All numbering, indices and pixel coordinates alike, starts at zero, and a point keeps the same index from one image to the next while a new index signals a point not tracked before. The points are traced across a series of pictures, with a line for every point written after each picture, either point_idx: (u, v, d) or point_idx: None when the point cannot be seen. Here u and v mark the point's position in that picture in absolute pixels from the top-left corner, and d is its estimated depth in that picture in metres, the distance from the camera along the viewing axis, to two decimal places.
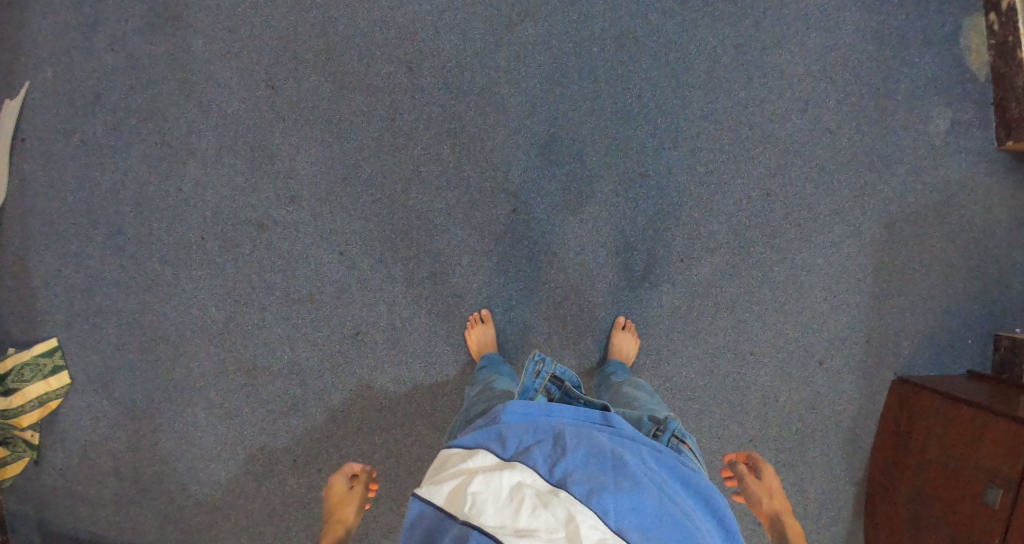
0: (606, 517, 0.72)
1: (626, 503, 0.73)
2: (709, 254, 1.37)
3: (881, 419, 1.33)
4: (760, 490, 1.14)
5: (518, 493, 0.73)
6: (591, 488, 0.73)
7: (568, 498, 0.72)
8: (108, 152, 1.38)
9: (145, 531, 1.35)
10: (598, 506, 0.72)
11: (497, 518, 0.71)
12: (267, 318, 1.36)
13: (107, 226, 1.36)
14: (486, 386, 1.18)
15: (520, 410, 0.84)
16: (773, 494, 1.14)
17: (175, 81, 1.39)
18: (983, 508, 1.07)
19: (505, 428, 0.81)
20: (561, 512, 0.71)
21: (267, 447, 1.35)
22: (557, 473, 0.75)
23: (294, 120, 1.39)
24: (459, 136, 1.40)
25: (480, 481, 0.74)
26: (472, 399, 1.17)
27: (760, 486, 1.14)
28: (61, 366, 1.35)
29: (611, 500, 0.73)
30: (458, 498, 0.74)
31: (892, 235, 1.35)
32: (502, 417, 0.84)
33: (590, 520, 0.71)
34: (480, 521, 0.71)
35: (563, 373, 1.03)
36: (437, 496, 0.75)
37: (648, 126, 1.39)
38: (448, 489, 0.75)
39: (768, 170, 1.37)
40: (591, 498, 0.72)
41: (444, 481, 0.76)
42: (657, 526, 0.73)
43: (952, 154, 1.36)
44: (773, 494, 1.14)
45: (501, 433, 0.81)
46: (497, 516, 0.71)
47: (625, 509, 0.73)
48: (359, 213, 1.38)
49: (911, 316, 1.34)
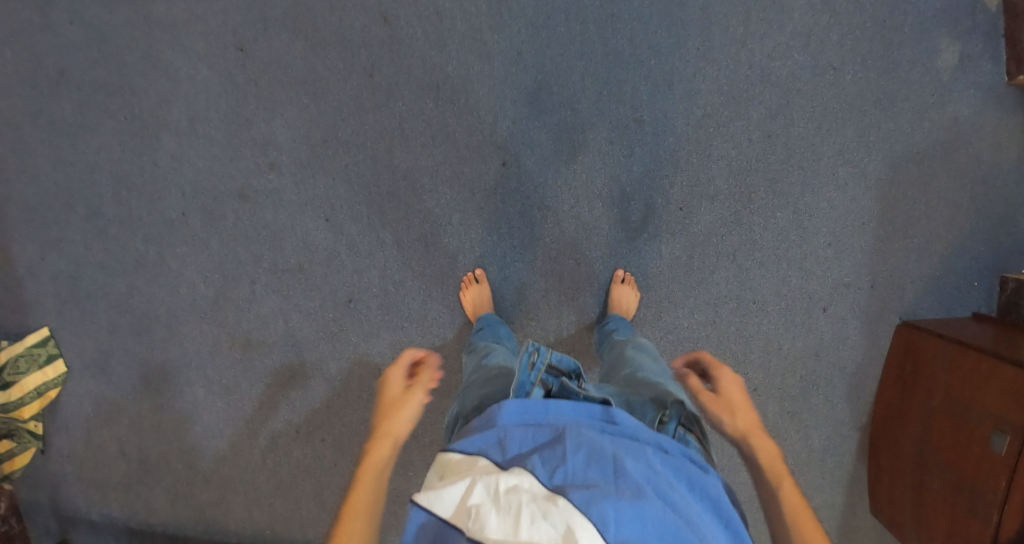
0: (606, 530, 0.69)
1: (628, 514, 0.71)
2: (708, 201, 1.32)
3: (886, 362, 1.31)
4: (715, 409, 0.93)
5: (517, 502, 0.70)
6: (590, 496, 0.71)
7: (568, 508, 0.69)
8: (77, 132, 1.33)
9: (158, 507, 1.38)
10: (597, 516, 0.69)
11: (494, 531, 0.69)
12: (258, 292, 1.34)
13: (86, 208, 1.33)
14: (485, 358, 1.13)
15: (517, 408, 0.83)
16: (732, 408, 0.93)
17: (140, 51, 1.32)
18: (989, 455, 1.06)
19: (505, 431, 0.80)
20: (561, 524, 0.68)
21: (270, 420, 1.36)
22: (556, 479, 0.73)
23: (268, 83, 1.33)
24: (442, 89, 1.33)
25: (479, 489, 0.72)
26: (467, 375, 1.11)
27: (715, 401, 0.94)
28: (56, 354, 1.34)
29: (612, 511, 0.70)
30: (458, 508, 0.72)
31: (898, 173, 1.30)
32: (499, 418, 0.82)
33: (590, 535, 0.68)
34: (481, 535, 0.69)
35: (559, 361, 0.93)
36: (437, 506, 0.73)
37: (641, 69, 1.31)
38: (447, 498, 0.73)
39: (769, 110, 1.30)
40: (590, 508, 0.70)
41: (444, 486, 0.74)
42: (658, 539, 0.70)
43: (960, 89, 1.28)
44: (726, 407, 0.93)
45: (501, 437, 0.80)
46: (495, 529, 0.69)
47: (625, 519, 0.70)
48: (343, 178, 1.33)
49: (919, 256, 1.30)
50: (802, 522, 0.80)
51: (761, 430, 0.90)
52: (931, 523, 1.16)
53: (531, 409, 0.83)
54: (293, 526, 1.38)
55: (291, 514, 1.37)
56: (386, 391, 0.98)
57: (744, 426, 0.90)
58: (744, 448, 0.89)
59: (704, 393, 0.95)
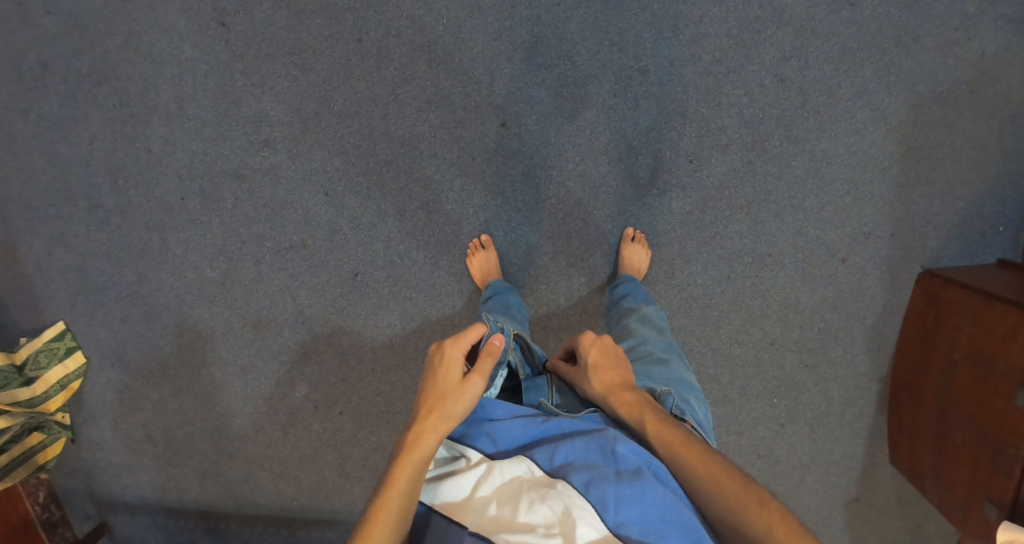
0: (604, 512, 0.73)
1: (628, 494, 0.73)
2: (720, 151, 1.26)
3: (908, 311, 1.26)
4: (577, 382, 0.94)
5: (515, 485, 0.77)
6: (590, 479, 0.75)
7: (566, 490, 0.74)
8: (68, 124, 1.30)
9: (188, 486, 1.43)
10: (596, 498, 0.73)
11: (494, 516, 0.75)
12: (264, 272, 1.34)
13: (86, 201, 1.32)
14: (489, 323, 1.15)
15: (491, 411, 0.88)
16: (586, 375, 0.93)
17: (121, 35, 1.28)
18: (1014, 410, 1.04)
19: (498, 426, 0.85)
20: (557, 505, 0.73)
21: (287, 397, 1.38)
22: (556, 462, 0.78)
23: (254, 57, 1.28)
24: (434, 50, 1.26)
25: (479, 477, 0.79)
26: None
27: (575, 375, 0.95)
28: (75, 346, 1.37)
29: (611, 492, 0.74)
30: (459, 500, 0.78)
31: (922, 113, 1.22)
32: (489, 413, 0.88)
33: (587, 515, 0.72)
34: (480, 523, 0.75)
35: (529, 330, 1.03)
36: (441, 503, 0.79)
37: (643, 14, 1.23)
38: (448, 494, 0.79)
39: (782, 53, 1.22)
40: (590, 490, 0.74)
41: (444, 480, 0.81)
42: (658, 520, 0.72)
43: (988, 22, 1.19)
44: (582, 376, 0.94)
45: (497, 429, 0.84)
46: (494, 513, 0.75)
47: (625, 500, 0.73)
48: (339, 150, 1.30)
49: (945, 198, 1.23)
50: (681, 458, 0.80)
51: (623, 385, 0.91)
52: (954, 478, 1.14)
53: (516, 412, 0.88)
54: (319, 496, 1.43)
55: (317, 486, 1.42)
56: (443, 375, 0.90)
57: (600, 386, 0.91)
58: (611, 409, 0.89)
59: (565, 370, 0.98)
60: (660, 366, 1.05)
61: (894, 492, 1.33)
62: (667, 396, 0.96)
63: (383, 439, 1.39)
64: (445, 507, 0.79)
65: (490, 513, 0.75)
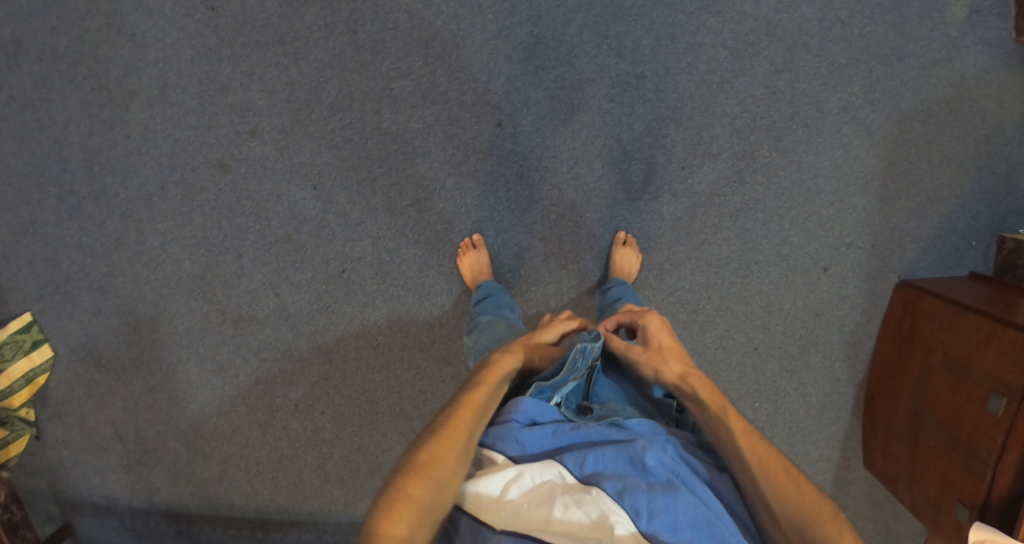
0: (638, 519, 0.75)
1: (660, 502, 0.75)
2: (711, 159, 1.28)
3: (885, 320, 1.31)
4: (651, 361, 0.93)
5: (548, 485, 0.78)
6: (622, 486, 0.76)
7: (600, 496, 0.76)
8: (41, 105, 1.24)
9: (159, 486, 1.38)
10: (629, 506, 0.75)
11: (529, 517, 0.76)
12: (246, 266, 1.29)
13: (57, 188, 1.26)
14: (496, 328, 1.15)
15: (529, 414, 0.85)
16: (663, 355, 0.94)
17: (102, 14, 1.22)
18: (986, 415, 1.09)
19: (527, 432, 0.83)
20: (592, 508, 0.76)
21: (267, 395, 1.34)
22: (587, 469, 0.79)
23: (243, 44, 1.23)
24: (431, 46, 1.25)
25: (509, 475, 0.79)
26: (483, 344, 1.13)
27: (649, 353, 0.94)
28: (41, 340, 1.30)
29: (644, 501, 0.75)
30: (489, 496, 0.78)
31: (903, 131, 1.27)
32: (518, 419, 0.85)
33: (622, 520, 0.75)
34: (516, 524, 0.76)
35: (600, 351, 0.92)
36: (472, 504, 0.79)
37: (642, 22, 1.24)
38: (481, 496, 0.78)
39: (774, 66, 1.25)
40: (623, 497, 0.76)
41: (474, 476, 0.80)
42: (689, 528, 0.75)
43: (968, 44, 1.25)
44: (657, 355, 0.93)
45: (526, 435, 0.83)
46: (528, 512, 0.76)
47: (657, 509, 0.75)
48: (329, 143, 1.27)
49: (920, 214, 1.29)
50: (761, 446, 0.82)
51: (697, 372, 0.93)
52: (927, 480, 1.20)
53: (548, 411, 0.86)
54: (297, 497, 1.39)
55: (295, 487, 1.39)
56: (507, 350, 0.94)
57: (678, 368, 0.92)
58: (687, 391, 0.90)
59: (633, 347, 0.95)
60: None
61: (864, 494, 1.39)
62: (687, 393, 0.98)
63: (366, 440, 1.37)
64: (478, 509, 0.78)
65: (524, 510, 0.77)
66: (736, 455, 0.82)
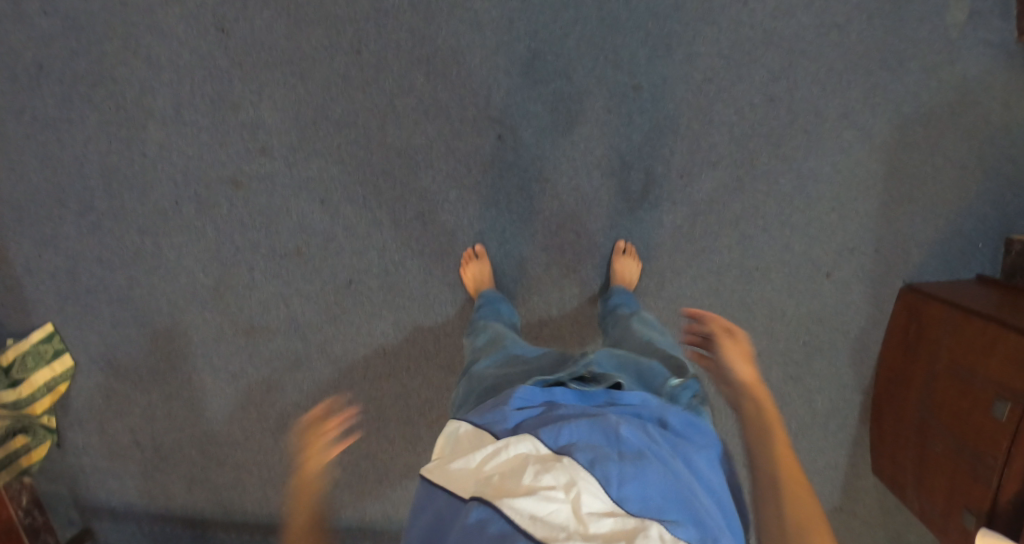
0: (608, 486, 0.69)
1: (631, 472, 0.70)
2: (710, 168, 1.29)
3: (890, 327, 1.30)
4: (732, 357, 0.91)
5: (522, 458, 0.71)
6: (595, 456, 0.71)
7: (571, 464, 0.70)
8: (62, 126, 1.30)
9: (176, 492, 1.42)
10: (600, 474, 0.69)
11: (498, 484, 0.69)
12: (257, 278, 1.34)
13: (78, 205, 1.32)
14: (491, 330, 1.15)
15: (526, 397, 0.83)
16: (745, 359, 0.91)
17: (119, 38, 1.28)
18: (991, 421, 1.08)
19: (512, 412, 0.80)
20: (565, 478, 0.69)
21: (278, 403, 1.38)
22: (561, 441, 0.73)
23: (252, 65, 1.29)
24: (433, 62, 1.28)
25: (486, 449, 0.73)
26: (479, 344, 1.13)
27: (731, 350, 0.92)
28: (62, 349, 1.36)
29: (615, 469, 0.70)
30: (463, 470, 0.72)
31: (904, 136, 1.27)
32: (507, 401, 0.82)
33: (592, 488, 0.68)
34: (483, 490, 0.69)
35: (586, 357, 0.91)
36: (445, 474, 0.73)
37: (639, 34, 1.26)
38: (455, 466, 0.73)
39: (772, 74, 1.26)
40: (594, 466, 0.70)
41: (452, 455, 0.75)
42: (661, 496, 0.69)
43: (970, 46, 1.25)
44: (740, 357, 0.91)
45: (510, 413, 0.80)
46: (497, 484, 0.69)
47: (628, 476, 0.69)
48: (336, 158, 1.31)
49: (924, 219, 1.28)
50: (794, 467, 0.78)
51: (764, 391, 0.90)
52: (935, 487, 1.18)
53: (542, 395, 0.84)
54: None
55: None
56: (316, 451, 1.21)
57: (751, 375, 0.89)
58: (748, 393, 0.87)
59: (724, 340, 0.93)
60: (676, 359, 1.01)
61: (876, 502, 1.37)
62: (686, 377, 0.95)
63: (375, 446, 1.39)
64: (449, 478, 0.72)
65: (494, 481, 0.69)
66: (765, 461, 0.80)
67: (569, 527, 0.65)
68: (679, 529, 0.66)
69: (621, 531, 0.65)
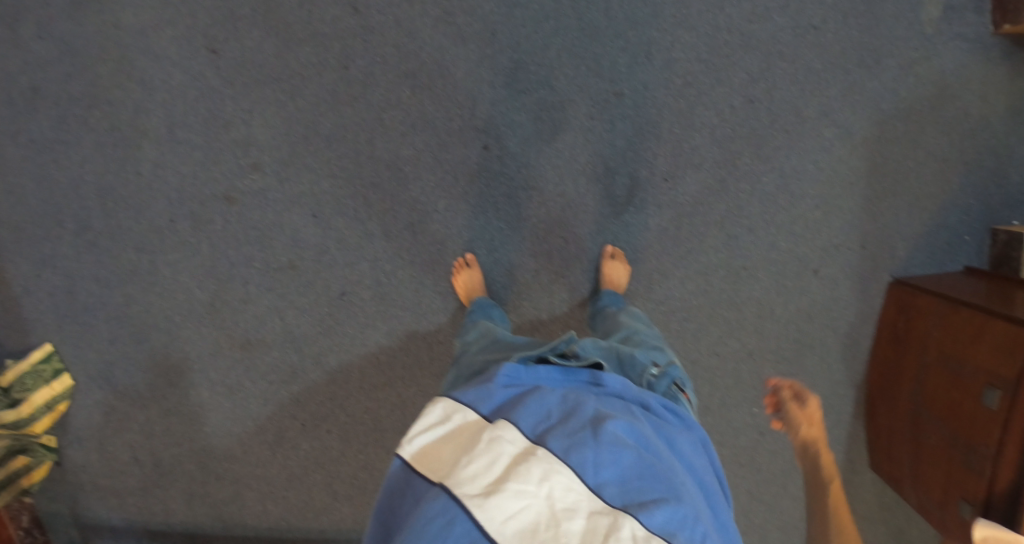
0: (584, 473, 0.69)
1: (606, 458, 0.71)
2: (693, 170, 1.31)
3: (880, 322, 1.31)
4: (800, 422, 1.04)
5: (497, 452, 0.70)
6: (570, 444, 0.71)
7: (546, 454, 0.70)
8: (59, 148, 1.33)
9: (176, 508, 1.43)
10: (575, 461, 0.70)
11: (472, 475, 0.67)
12: (251, 292, 1.36)
13: (75, 224, 1.34)
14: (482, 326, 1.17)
15: (510, 377, 0.83)
16: (811, 424, 1.04)
17: (113, 61, 1.31)
18: (983, 410, 1.08)
19: (492, 396, 0.80)
20: (538, 473, 0.67)
21: (275, 416, 1.39)
22: (538, 430, 0.74)
23: (243, 84, 1.32)
24: (418, 76, 1.31)
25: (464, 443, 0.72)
26: (471, 338, 1.14)
27: (799, 417, 1.04)
28: (61, 368, 1.38)
29: (591, 455, 0.71)
30: (439, 461, 0.71)
31: (883, 133, 1.29)
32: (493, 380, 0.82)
33: (567, 481, 0.68)
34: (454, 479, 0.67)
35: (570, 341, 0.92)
36: (421, 461, 0.72)
37: (619, 42, 1.29)
38: (431, 455, 0.72)
39: (751, 76, 1.29)
40: (569, 454, 0.70)
41: (429, 444, 0.74)
42: (637, 479, 0.70)
43: (945, 43, 1.27)
44: (807, 422, 1.04)
45: (491, 397, 0.80)
46: (469, 477, 0.67)
47: (605, 462, 0.70)
48: (326, 171, 1.33)
49: (907, 215, 1.30)
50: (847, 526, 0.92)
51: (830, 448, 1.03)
52: (930, 479, 1.18)
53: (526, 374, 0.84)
54: (308, 516, 1.43)
55: (306, 506, 1.43)
56: None
57: (817, 437, 1.03)
58: (810, 453, 1.02)
59: (792, 408, 1.06)
60: (657, 351, 1.03)
61: (874, 498, 1.37)
62: (672, 366, 0.97)
63: (372, 457, 1.40)
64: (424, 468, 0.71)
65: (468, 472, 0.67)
66: (821, 513, 0.95)
67: (541, 526, 0.64)
68: (655, 513, 0.67)
69: (593, 531, 0.64)
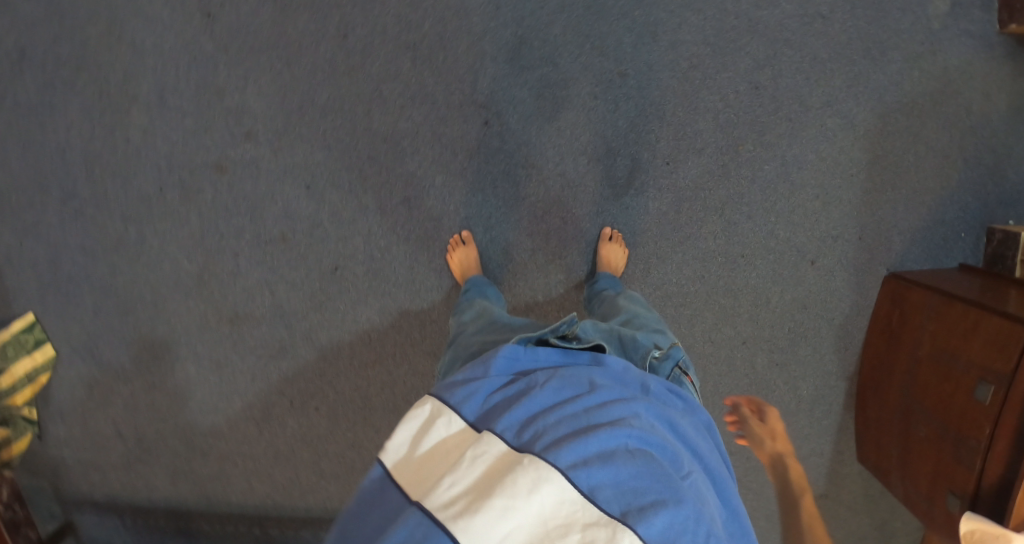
0: (575, 477, 0.67)
1: (598, 461, 0.69)
2: (695, 155, 1.29)
3: (873, 314, 1.31)
4: (763, 433, 1.10)
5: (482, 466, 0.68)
6: (560, 448, 0.70)
7: (533, 463, 0.68)
8: (44, 112, 1.29)
9: (160, 484, 1.42)
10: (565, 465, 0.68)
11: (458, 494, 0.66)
12: (242, 265, 1.33)
13: (60, 192, 1.30)
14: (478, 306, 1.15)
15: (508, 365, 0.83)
16: (775, 439, 1.09)
17: (102, 23, 1.27)
18: (973, 404, 1.08)
19: (479, 399, 0.78)
20: (526, 484, 0.66)
21: (263, 392, 1.37)
22: (525, 438, 0.72)
23: (237, 51, 1.28)
24: (419, 49, 1.28)
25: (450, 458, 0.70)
26: (467, 317, 1.13)
27: (761, 429, 1.10)
28: (43, 339, 1.34)
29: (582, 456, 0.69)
30: (424, 475, 0.69)
31: (886, 124, 1.28)
32: (491, 367, 0.82)
33: (557, 491, 0.66)
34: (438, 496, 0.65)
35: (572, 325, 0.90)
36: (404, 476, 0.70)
37: (625, 21, 1.26)
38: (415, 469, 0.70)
39: (757, 62, 1.27)
40: (559, 458, 0.69)
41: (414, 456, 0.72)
42: (633, 478, 0.68)
43: (951, 35, 1.26)
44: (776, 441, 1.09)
45: (479, 399, 0.78)
46: (452, 498, 0.65)
47: (597, 464, 0.68)
48: (321, 143, 1.30)
49: (906, 207, 1.30)
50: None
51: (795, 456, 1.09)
52: (918, 471, 1.19)
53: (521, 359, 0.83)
54: (294, 493, 1.42)
55: (292, 483, 1.41)
56: None
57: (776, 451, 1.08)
58: (779, 469, 1.07)
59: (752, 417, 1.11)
60: (659, 333, 1.03)
61: (859, 487, 1.39)
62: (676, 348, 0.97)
63: (360, 436, 1.39)
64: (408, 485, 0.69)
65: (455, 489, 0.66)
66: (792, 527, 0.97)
67: None
68: (654, 519, 0.64)
69: None
